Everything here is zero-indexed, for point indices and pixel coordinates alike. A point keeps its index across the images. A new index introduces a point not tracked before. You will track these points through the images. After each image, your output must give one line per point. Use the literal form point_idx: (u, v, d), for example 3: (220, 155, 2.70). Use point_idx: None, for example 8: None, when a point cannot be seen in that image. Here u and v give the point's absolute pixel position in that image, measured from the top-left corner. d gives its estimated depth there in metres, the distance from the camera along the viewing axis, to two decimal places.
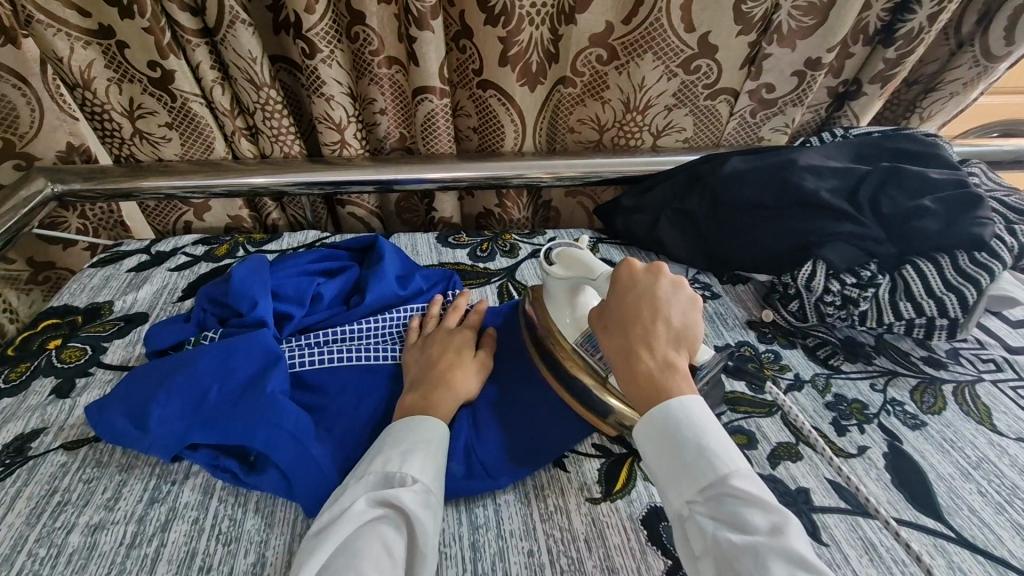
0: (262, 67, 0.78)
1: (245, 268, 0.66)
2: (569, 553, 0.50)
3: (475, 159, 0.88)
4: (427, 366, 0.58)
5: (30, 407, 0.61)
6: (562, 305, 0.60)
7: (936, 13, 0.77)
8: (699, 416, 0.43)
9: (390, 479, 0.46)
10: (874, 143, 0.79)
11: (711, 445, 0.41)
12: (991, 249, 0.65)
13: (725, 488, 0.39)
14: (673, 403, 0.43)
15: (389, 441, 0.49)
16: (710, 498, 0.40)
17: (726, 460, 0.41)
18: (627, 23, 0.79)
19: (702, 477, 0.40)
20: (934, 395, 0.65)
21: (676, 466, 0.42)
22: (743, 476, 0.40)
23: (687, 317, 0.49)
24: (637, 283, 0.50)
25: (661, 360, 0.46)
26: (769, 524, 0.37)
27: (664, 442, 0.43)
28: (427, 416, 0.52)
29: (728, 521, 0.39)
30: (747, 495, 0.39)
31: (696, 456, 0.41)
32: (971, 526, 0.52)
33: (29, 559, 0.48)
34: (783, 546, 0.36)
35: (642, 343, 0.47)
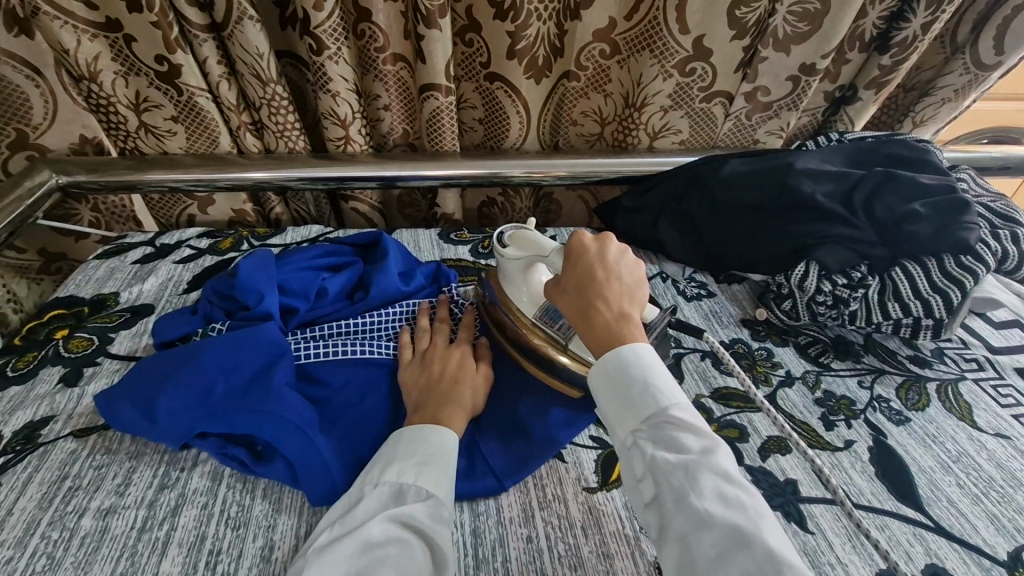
0: (269, 63, 0.79)
1: (251, 262, 0.67)
2: (566, 540, 0.52)
3: (478, 156, 0.89)
4: (431, 381, 0.59)
5: (39, 395, 0.62)
6: (517, 285, 0.62)
7: (929, 22, 0.79)
8: (644, 354, 0.45)
9: (404, 489, 0.48)
10: (867, 148, 0.81)
11: (654, 379, 0.43)
12: (976, 253, 0.67)
13: (664, 416, 0.42)
14: (626, 347, 0.46)
15: (403, 450, 0.51)
16: (651, 426, 0.42)
17: (667, 392, 0.43)
18: (629, 20, 0.81)
19: (644, 408, 0.42)
20: (919, 392, 0.68)
21: (621, 399, 0.44)
22: (681, 407, 0.42)
23: (636, 276, 0.52)
24: (591, 247, 0.52)
25: (617, 312, 0.48)
26: (701, 446, 0.40)
27: (613, 378, 0.45)
28: (434, 424, 0.54)
29: (664, 443, 0.41)
30: (683, 421, 0.41)
31: (641, 390, 0.43)
32: (950, 516, 0.55)
33: (42, 541, 0.49)
34: (714, 464, 0.39)
35: (598, 297, 0.49)
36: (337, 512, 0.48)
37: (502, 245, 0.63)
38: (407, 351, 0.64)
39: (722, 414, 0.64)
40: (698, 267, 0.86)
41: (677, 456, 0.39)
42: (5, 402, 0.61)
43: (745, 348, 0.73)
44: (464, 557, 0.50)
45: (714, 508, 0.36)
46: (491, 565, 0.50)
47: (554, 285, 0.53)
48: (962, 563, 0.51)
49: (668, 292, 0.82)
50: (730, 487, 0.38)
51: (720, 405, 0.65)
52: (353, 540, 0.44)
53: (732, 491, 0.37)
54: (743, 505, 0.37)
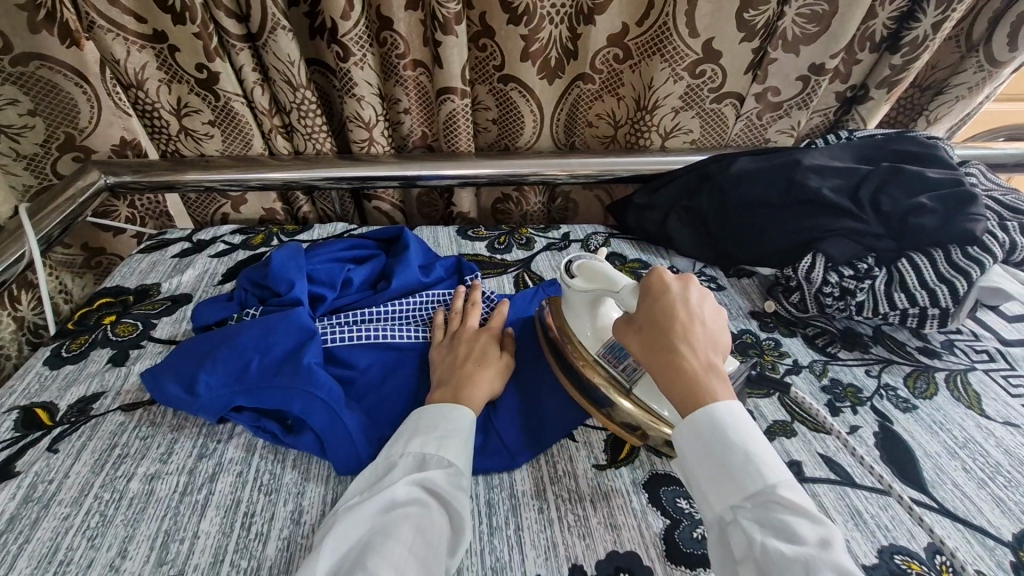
0: (299, 70, 0.84)
1: (283, 253, 0.72)
2: (576, 511, 0.55)
3: (493, 156, 0.93)
4: (453, 362, 0.62)
5: (91, 373, 0.67)
6: (583, 317, 0.62)
7: (940, 21, 0.80)
8: (744, 423, 0.45)
9: (426, 458, 0.52)
10: (876, 144, 0.83)
11: (761, 457, 0.43)
12: (983, 244, 0.68)
13: (772, 497, 0.42)
14: (718, 405, 0.45)
15: (424, 424, 0.54)
16: (757, 506, 0.42)
17: (775, 473, 0.43)
18: (640, 26, 0.84)
19: (748, 484, 0.43)
20: (927, 381, 0.69)
21: (722, 471, 0.44)
22: (789, 488, 0.42)
23: (716, 323, 0.52)
24: (673, 288, 0.53)
25: (704, 362, 0.48)
26: (817, 537, 0.40)
27: (711, 446, 0.44)
28: (452, 403, 0.56)
29: (774, 530, 0.41)
30: (795, 505, 0.41)
31: (746, 464, 0.43)
32: (953, 497, 0.56)
33: (96, 501, 0.54)
34: (831, 560, 0.38)
35: (686, 346, 0.49)
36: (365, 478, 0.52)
37: (570, 274, 0.64)
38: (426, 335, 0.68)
39: None
40: (707, 261, 0.88)
41: (787, 543, 0.39)
42: (61, 379, 0.66)
43: (754, 338, 0.75)
44: (479, 524, 0.53)
45: None
46: (504, 532, 0.53)
47: (628, 328, 0.53)
48: (964, 541, 0.52)
49: None
50: None
51: None
52: (378, 502, 0.48)
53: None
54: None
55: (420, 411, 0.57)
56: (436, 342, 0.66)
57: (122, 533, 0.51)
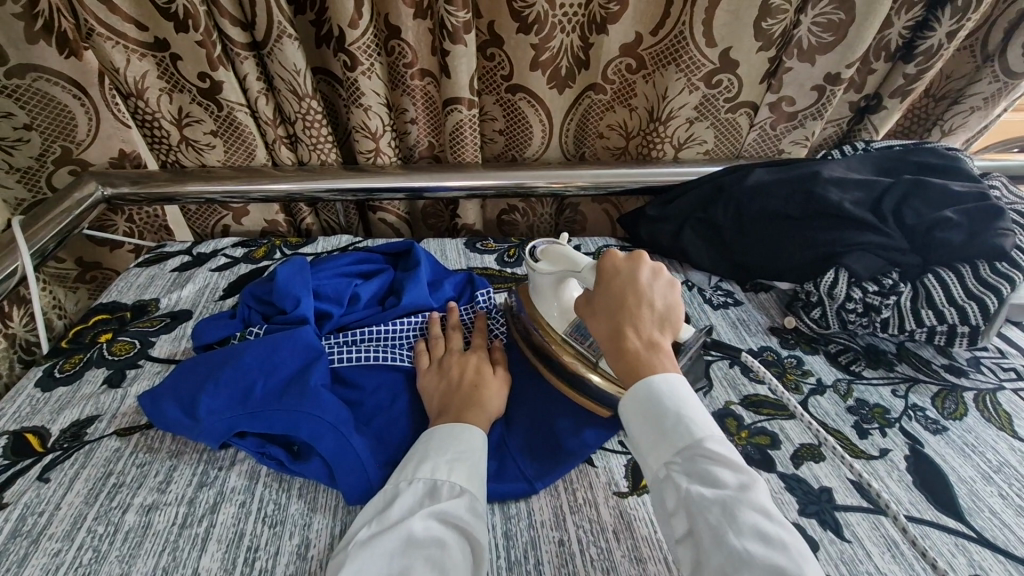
0: (305, 79, 0.82)
1: (288, 268, 0.69)
2: (598, 543, 0.52)
3: (501, 166, 0.91)
4: (450, 388, 0.60)
5: (85, 395, 0.64)
6: (549, 299, 0.63)
7: (955, 30, 0.78)
8: (678, 386, 0.45)
9: (440, 484, 0.49)
10: (896, 156, 0.81)
11: (688, 411, 0.44)
12: (1011, 259, 0.65)
13: (700, 448, 0.42)
14: (656, 377, 0.45)
15: (434, 448, 0.52)
16: (685, 460, 0.42)
17: (701, 425, 0.43)
18: (655, 35, 0.82)
19: (678, 440, 0.43)
20: (956, 401, 0.66)
21: (654, 431, 0.44)
22: (715, 438, 0.42)
23: (670, 304, 0.51)
24: (623, 269, 0.52)
25: (645, 341, 0.48)
26: (738, 482, 0.40)
27: (644, 410, 0.45)
28: (460, 423, 0.54)
29: (701, 480, 0.41)
30: (718, 454, 0.41)
31: (675, 421, 0.43)
32: (993, 527, 0.53)
33: (89, 535, 0.51)
34: (752, 501, 0.39)
35: (629, 323, 0.49)
36: (379, 504, 0.49)
37: (535, 258, 0.64)
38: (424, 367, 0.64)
39: (753, 421, 0.63)
40: (724, 275, 0.85)
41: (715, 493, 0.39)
42: (54, 402, 0.63)
43: (774, 356, 0.73)
44: (497, 559, 0.50)
45: (752, 546, 0.36)
46: (523, 567, 0.50)
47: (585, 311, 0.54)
48: (1007, 574, 0.49)
49: (694, 301, 0.82)
50: (770, 525, 0.37)
51: (750, 412, 0.64)
52: (394, 535, 0.45)
53: (772, 528, 0.37)
54: (785, 545, 0.36)
55: (429, 432, 0.54)
56: (422, 367, 0.63)
57: (117, 569, 0.48)
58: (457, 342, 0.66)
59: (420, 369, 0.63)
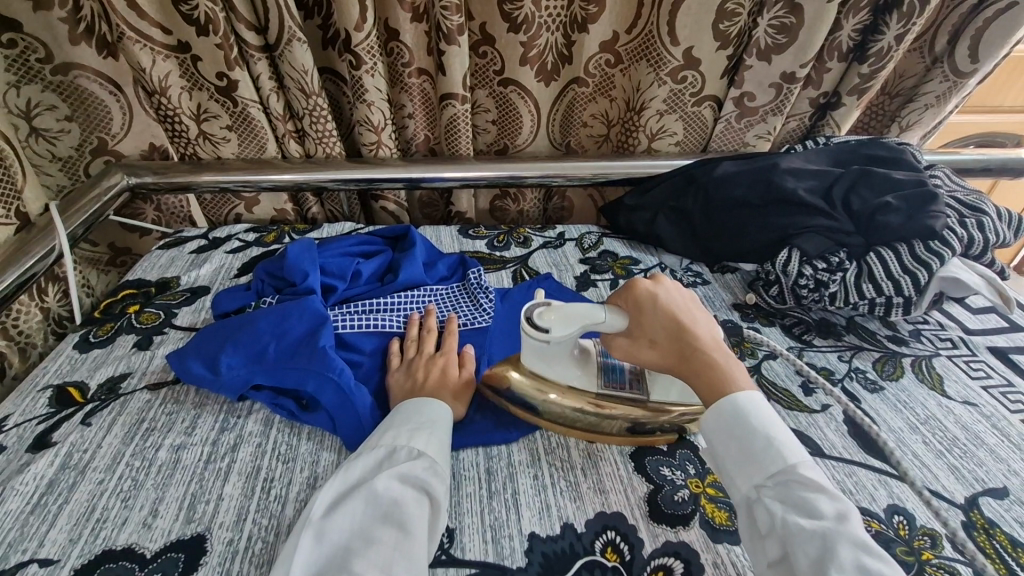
0: (312, 77, 0.90)
1: (298, 247, 0.78)
2: (568, 478, 0.60)
3: (493, 161, 0.99)
4: (415, 387, 0.63)
5: (118, 356, 0.72)
6: (564, 361, 0.61)
7: (902, 34, 0.87)
8: (769, 416, 0.51)
9: (400, 449, 0.54)
10: (850, 149, 0.90)
11: (780, 440, 0.50)
12: (943, 238, 0.73)
13: (792, 476, 0.47)
14: (739, 398, 0.52)
15: (396, 420, 0.57)
16: (780, 486, 0.48)
17: (792, 454, 0.49)
18: (630, 34, 0.91)
19: (771, 465, 0.48)
20: (894, 365, 0.74)
21: (746, 455, 0.50)
22: (808, 468, 0.48)
23: (698, 308, 0.60)
24: (661, 293, 0.59)
25: (717, 356, 0.56)
26: (834, 511, 0.45)
27: (738, 434, 0.51)
28: (430, 398, 0.61)
29: (798, 506, 0.46)
30: (813, 484, 0.47)
31: (768, 448, 0.49)
32: (914, 466, 0.61)
33: (127, 467, 0.59)
34: (847, 531, 0.43)
35: (692, 343, 0.56)
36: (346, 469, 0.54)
37: (538, 329, 0.58)
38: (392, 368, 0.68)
39: None
40: (694, 258, 0.93)
41: (812, 520, 0.45)
42: (90, 362, 0.72)
43: (735, 327, 0.81)
44: (479, 489, 0.58)
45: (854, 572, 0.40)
46: (502, 496, 0.58)
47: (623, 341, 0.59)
48: (920, 503, 0.57)
49: None
50: (867, 555, 0.42)
51: None
52: (358, 496, 0.50)
53: (868, 555, 0.42)
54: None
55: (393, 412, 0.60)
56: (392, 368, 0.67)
57: (153, 494, 0.56)
58: (426, 345, 0.69)
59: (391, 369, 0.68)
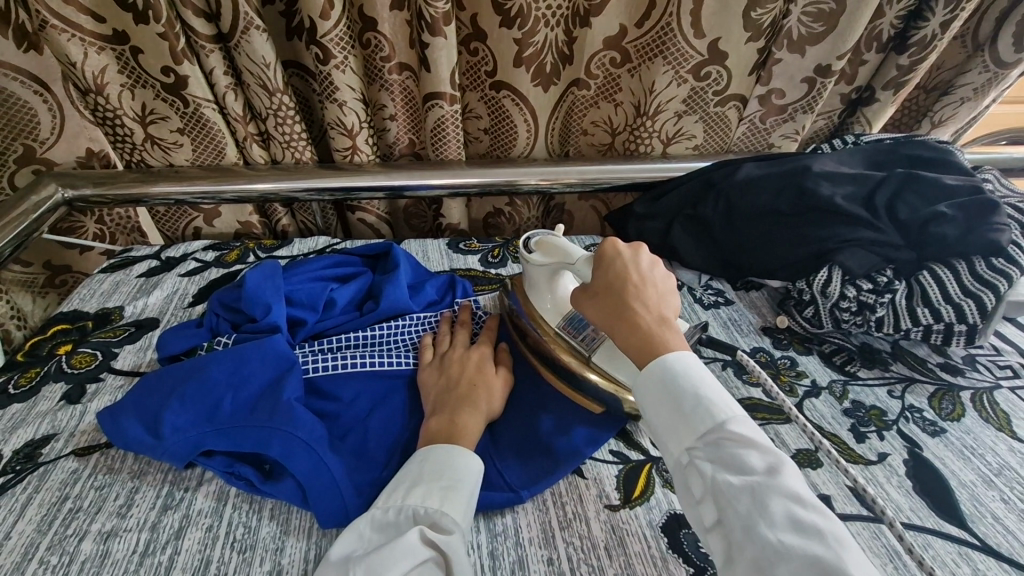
0: (276, 73, 0.78)
1: (258, 273, 0.66)
2: (590, 561, 0.49)
3: (485, 165, 0.88)
4: (448, 385, 0.57)
5: (40, 413, 0.60)
6: (542, 291, 0.63)
7: (948, 21, 0.77)
8: (692, 365, 0.43)
9: (430, 514, 0.44)
10: (887, 149, 0.79)
11: (706, 392, 0.42)
12: (1009, 254, 0.64)
13: (722, 432, 0.40)
14: (670, 357, 0.44)
15: (428, 470, 0.47)
16: (707, 446, 0.40)
17: (722, 405, 0.41)
18: (640, 27, 0.79)
19: (700, 423, 0.41)
20: (953, 402, 0.65)
21: (673, 415, 0.42)
22: (739, 420, 0.40)
23: (668, 283, 0.51)
24: (627, 250, 0.52)
25: (655, 316, 0.48)
26: (766, 464, 0.38)
27: (663, 394, 0.43)
28: (454, 444, 0.49)
29: (726, 465, 0.39)
30: (742, 437, 0.39)
31: (695, 404, 0.41)
32: (997, 533, 0.51)
33: (41, 566, 0.47)
34: (781, 486, 0.36)
35: (636, 300, 0.48)
36: (367, 545, 0.43)
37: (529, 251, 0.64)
38: (422, 367, 0.61)
39: None
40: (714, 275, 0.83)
41: (743, 479, 0.37)
42: (6, 421, 0.59)
43: (767, 356, 0.71)
44: None
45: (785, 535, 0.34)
46: None
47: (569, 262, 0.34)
48: None
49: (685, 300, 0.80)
50: (803, 510, 0.35)
51: None
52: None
53: (807, 515, 0.35)
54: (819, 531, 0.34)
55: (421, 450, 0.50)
56: (424, 365, 0.61)
57: None
58: (461, 337, 0.64)
59: (423, 364, 0.62)
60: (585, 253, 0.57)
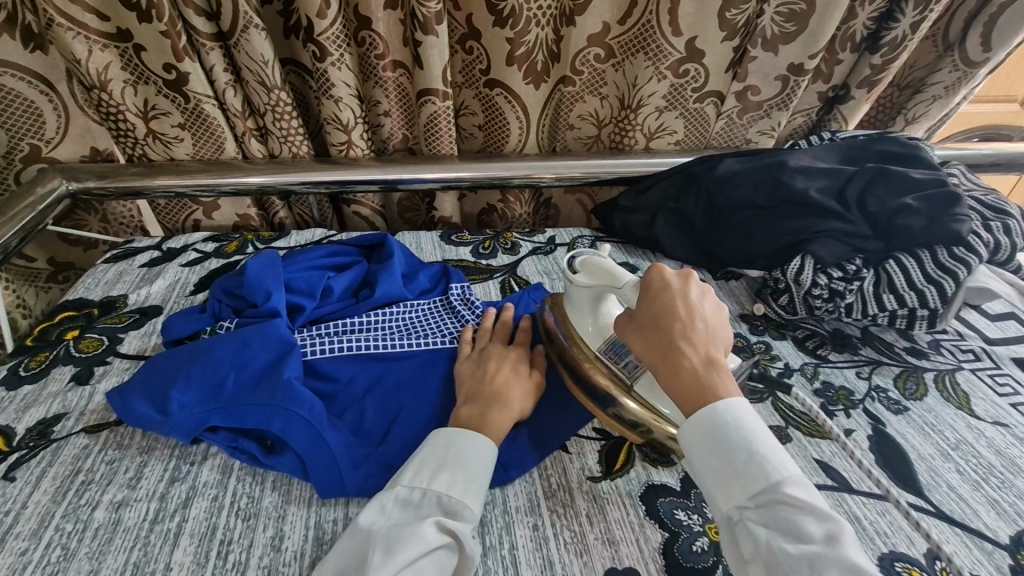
0: (274, 70, 0.81)
1: (258, 261, 0.69)
2: (572, 527, 0.53)
3: (476, 160, 0.91)
4: (481, 380, 0.58)
5: (51, 394, 0.63)
6: (585, 314, 0.62)
7: (919, 22, 0.80)
8: (747, 419, 0.44)
9: (453, 496, 0.48)
10: (860, 145, 0.83)
11: (761, 450, 0.42)
12: (969, 244, 0.68)
13: (778, 494, 0.40)
14: (720, 405, 0.44)
15: (456, 455, 0.50)
16: (762, 505, 0.40)
17: (778, 466, 0.41)
18: (624, 24, 0.82)
19: (754, 482, 0.41)
20: (916, 382, 0.69)
21: (726, 470, 0.42)
22: (795, 483, 0.40)
23: (718, 318, 0.51)
24: (673, 284, 0.52)
25: (701, 357, 0.47)
26: (825, 533, 0.38)
27: (714, 446, 0.43)
28: (478, 431, 0.52)
29: (782, 530, 0.39)
30: (800, 501, 0.39)
31: (749, 461, 0.42)
32: (950, 501, 0.55)
33: (57, 533, 0.50)
34: (841, 557, 0.36)
35: (683, 339, 0.48)
36: (388, 517, 0.46)
37: (573, 271, 0.63)
38: (462, 360, 0.63)
39: None
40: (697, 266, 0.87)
41: (799, 546, 0.38)
42: (18, 401, 0.62)
43: (744, 341, 0.75)
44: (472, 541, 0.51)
45: None
46: (499, 552, 0.50)
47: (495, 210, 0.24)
48: (963, 545, 0.52)
49: None
50: None
51: None
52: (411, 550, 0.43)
53: None
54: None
55: (437, 433, 0.52)
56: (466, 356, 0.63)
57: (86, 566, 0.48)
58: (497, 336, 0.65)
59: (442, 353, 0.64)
60: (632, 278, 0.57)
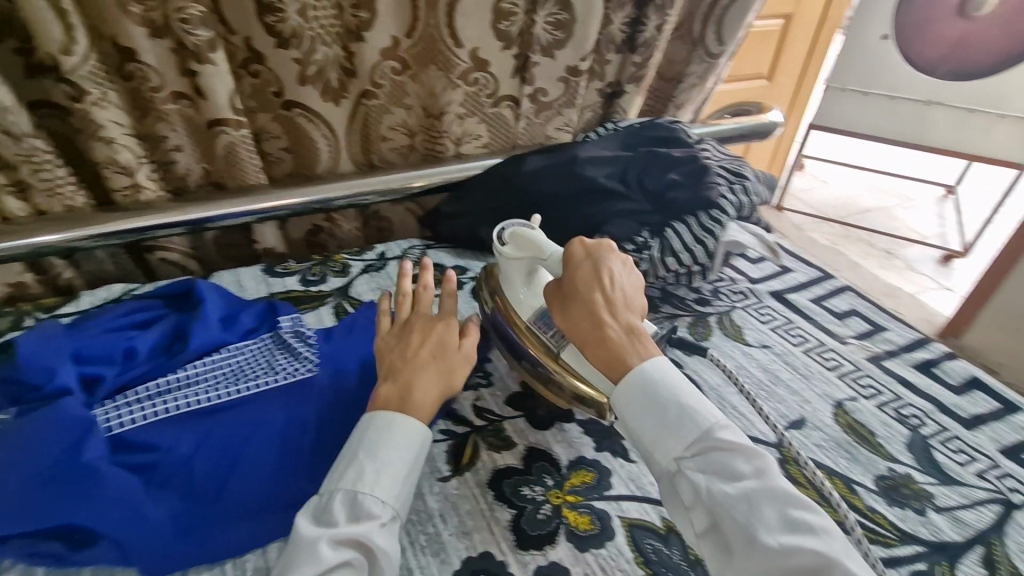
0: (19, 116, 0.70)
1: (33, 339, 0.61)
2: (426, 530, 0.56)
3: (289, 186, 0.88)
4: (405, 352, 0.59)
5: None
6: (517, 286, 0.69)
7: (659, 25, 0.96)
8: (669, 376, 0.54)
9: (363, 497, 0.49)
10: (635, 134, 0.96)
11: (694, 405, 0.52)
12: (719, 206, 0.80)
13: (711, 440, 0.50)
14: (648, 364, 0.54)
15: (364, 449, 0.52)
16: (698, 453, 0.50)
17: (706, 415, 0.51)
18: (411, 37, 0.85)
19: (693, 432, 0.51)
20: (703, 327, 0.83)
21: (663, 426, 0.52)
22: (725, 427, 0.51)
23: (635, 285, 0.62)
24: (591, 258, 0.62)
25: (622, 327, 0.58)
26: (754, 468, 0.48)
27: (645, 402, 0.53)
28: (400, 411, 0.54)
29: (718, 470, 0.49)
30: (731, 444, 0.49)
31: (681, 416, 0.51)
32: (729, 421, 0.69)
33: None
34: (769, 487, 0.47)
35: (607, 311, 0.58)
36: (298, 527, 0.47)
37: (502, 241, 0.68)
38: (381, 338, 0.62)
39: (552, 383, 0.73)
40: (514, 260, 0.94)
41: (732, 484, 0.48)
42: None
43: None
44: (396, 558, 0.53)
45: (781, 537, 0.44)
46: None
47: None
48: None
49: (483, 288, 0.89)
50: (790, 508, 0.46)
51: None
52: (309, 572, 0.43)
53: (794, 513, 0.45)
54: (807, 525, 0.45)
55: (366, 419, 0.54)
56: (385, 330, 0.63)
57: None
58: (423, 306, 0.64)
59: (382, 333, 0.63)
60: (556, 249, 0.65)
